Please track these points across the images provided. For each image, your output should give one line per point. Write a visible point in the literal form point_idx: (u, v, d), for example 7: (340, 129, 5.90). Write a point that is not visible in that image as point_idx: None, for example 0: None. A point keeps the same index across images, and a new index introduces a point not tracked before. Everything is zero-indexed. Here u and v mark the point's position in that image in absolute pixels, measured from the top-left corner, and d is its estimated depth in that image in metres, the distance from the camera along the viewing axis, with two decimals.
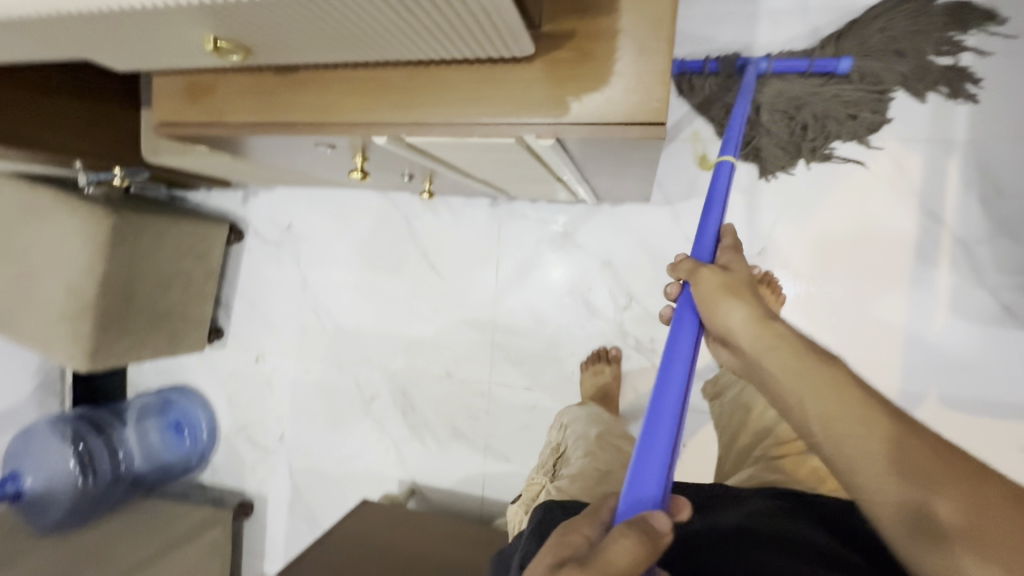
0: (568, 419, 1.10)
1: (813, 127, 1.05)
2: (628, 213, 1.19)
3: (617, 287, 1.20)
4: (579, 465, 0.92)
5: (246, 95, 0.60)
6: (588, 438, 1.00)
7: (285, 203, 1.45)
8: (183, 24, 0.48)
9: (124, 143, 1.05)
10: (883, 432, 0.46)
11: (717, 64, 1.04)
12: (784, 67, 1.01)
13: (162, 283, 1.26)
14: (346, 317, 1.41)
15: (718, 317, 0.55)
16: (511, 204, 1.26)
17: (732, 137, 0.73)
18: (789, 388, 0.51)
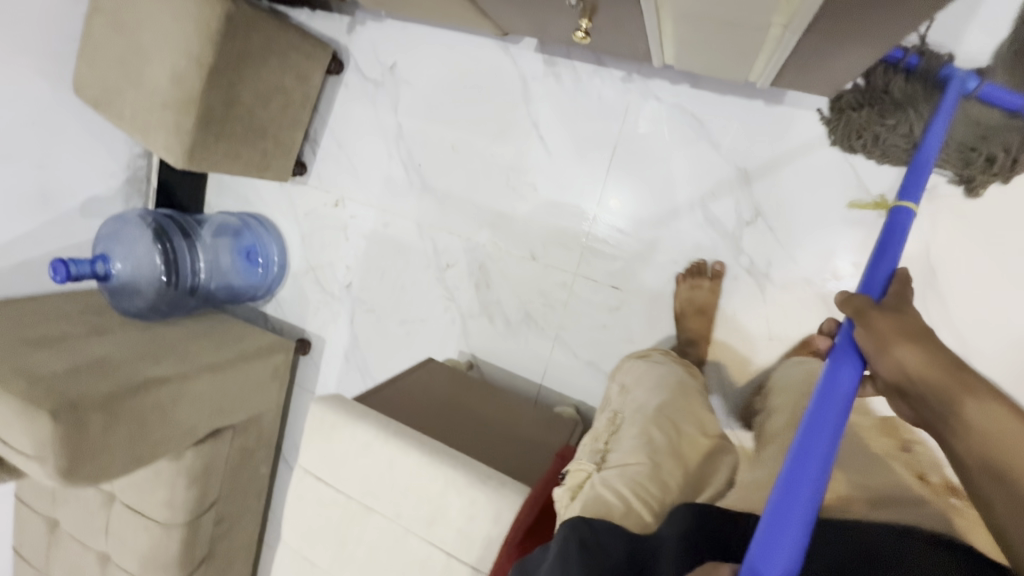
0: (632, 380, 0.96)
1: (1000, 160, 0.88)
2: (786, 117, 1.03)
3: (745, 199, 1.08)
4: (632, 451, 0.76)
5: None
6: (645, 412, 0.83)
7: (392, 40, 1.33)
8: None
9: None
10: (926, 364, 0.53)
11: (916, 62, 0.90)
12: (993, 95, 0.85)
13: (263, 96, 1.19)
14: (438, 178, 1.33)
15: (889, 357, 0.55)
16: (649, 82, 1.11)
17: (919, 183, 0.82)
18: (906, 367, 0.54)
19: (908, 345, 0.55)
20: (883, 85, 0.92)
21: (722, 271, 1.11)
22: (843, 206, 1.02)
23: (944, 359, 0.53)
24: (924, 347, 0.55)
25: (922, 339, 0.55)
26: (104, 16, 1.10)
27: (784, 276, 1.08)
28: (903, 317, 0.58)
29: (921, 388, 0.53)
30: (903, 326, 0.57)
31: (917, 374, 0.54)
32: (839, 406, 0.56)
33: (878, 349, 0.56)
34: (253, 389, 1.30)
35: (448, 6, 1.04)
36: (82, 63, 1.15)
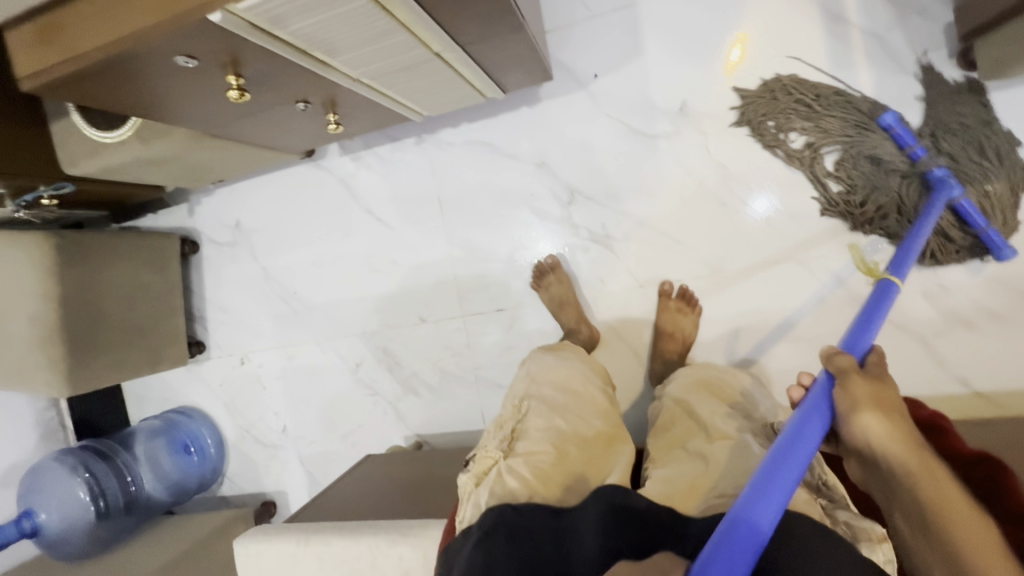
0: (538, 368, 0.93)
1: (875, 212, 1.03)
2: (552, 108, 1.18)
3: (557, 185, 1.20)
4: (539, 440, 0.77)
5: (91, 24, 0.63)
6: (551, 402, 0.83)
7: (229, 202, 1.47)
8: None
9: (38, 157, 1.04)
10: (896, 437, 0.59)
11: (921, 154, 0.97)
12: (966, 208, 0.95)
13: (124, 300, 1.27)
14: (315, 294, 1.42)
15: (857, 422, 0.61)
16: (438, 135, 1.27)
17: (906, 259, 0.85)
18: (871, 433, 0.60)
19: (874, 409, 0.61)
20: (818, 119, 1.04)
21: (558, 261, 1.19)
22: (631, 152, 1.15)
23: (910, 433, 0.59)
24: (890, 414, 0.60)
25: (897, 412, 0.61)
26: None
27: (622, 229, 1.17)
28: (886, 392, 0.63)
29: (891, 458, 0.58)
30: (889, 399, 0.62)
31: (882, 444, 0.59)
32: (807, 442, 0.61)
33: (849, 411, 0.62)
34: (221, 571, 1.27)
35: (243, 156, 1.18)
36: None
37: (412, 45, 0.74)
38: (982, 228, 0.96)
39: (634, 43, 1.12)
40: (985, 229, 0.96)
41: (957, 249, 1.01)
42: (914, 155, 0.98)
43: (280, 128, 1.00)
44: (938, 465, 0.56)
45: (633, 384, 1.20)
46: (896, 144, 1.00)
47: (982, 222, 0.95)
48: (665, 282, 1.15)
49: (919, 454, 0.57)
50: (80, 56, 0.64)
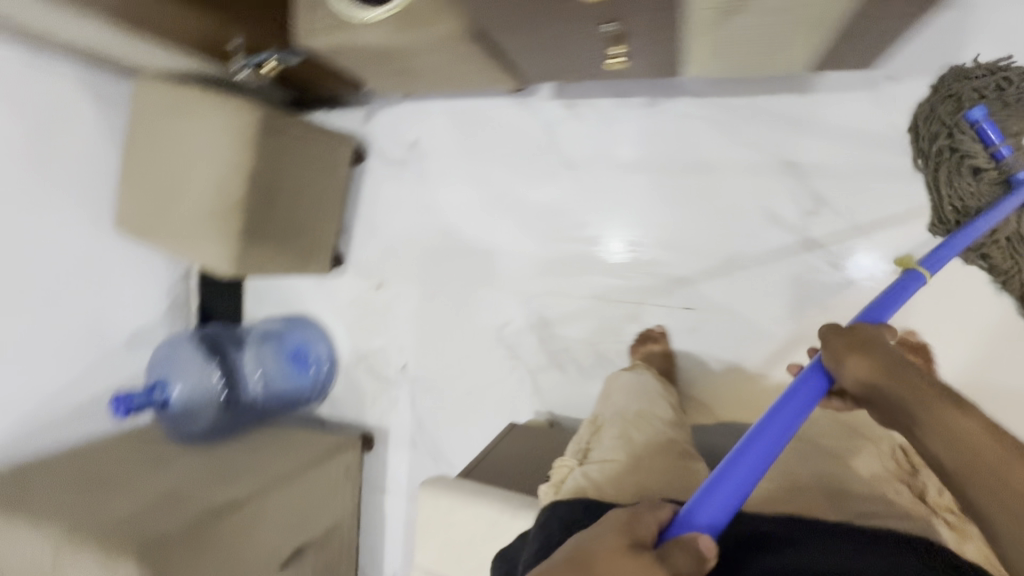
0: (613, 389, 1.01)
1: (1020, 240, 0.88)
2: (824, 101, 1.03)
3: (801, 189, 1.06)
4: (614, 449, 0.82)
5: None
6: (626, 416, 0.90)
7: (410, 118, 1.37)
8: None
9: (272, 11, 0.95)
10: (872, 362, 0.54)
11: (1009, 152, 0.84)
12: None
13: (299, 191, 1.20)
14: (479, 238, 1.33)
15: (843, 368, 0.57)
16: (673, 101, 1.13)
17: (946, 256, 0.79)
18: (862, 370, 0.55)
19: (856, 353, 0.56)
20: (955, 121, 0.89)
21: (665, 332, 1.17)
22: (907, 173, 1.00)
23: (890, 364, 0.54)
24: (880, 355, 0.55)
25: (873, 348, 0.56)
26: (141, 152, 1.15)
27: (866, 256, 1.03)
28: (869, 339, 0.58)
29: (885, 387, 0.52)
30: (872, 341, 0.57)
31: (870, 377, 0.54)
32: (804, 402, 0.59)
33: (836, 362, 0.58)
34: (326, 494, 1.20)
35: (469, 74, 1.08)
36: (124, 197, 1.18)
37: None
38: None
39: (954, 50, 0.95)
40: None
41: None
42: (998, 154, 0.84)
43: (549, 47, 0.88)
44: (936, 390, 0.50)
45: None
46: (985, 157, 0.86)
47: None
48: (911, 332, 1.01)
49: (910, 380, 0.52)
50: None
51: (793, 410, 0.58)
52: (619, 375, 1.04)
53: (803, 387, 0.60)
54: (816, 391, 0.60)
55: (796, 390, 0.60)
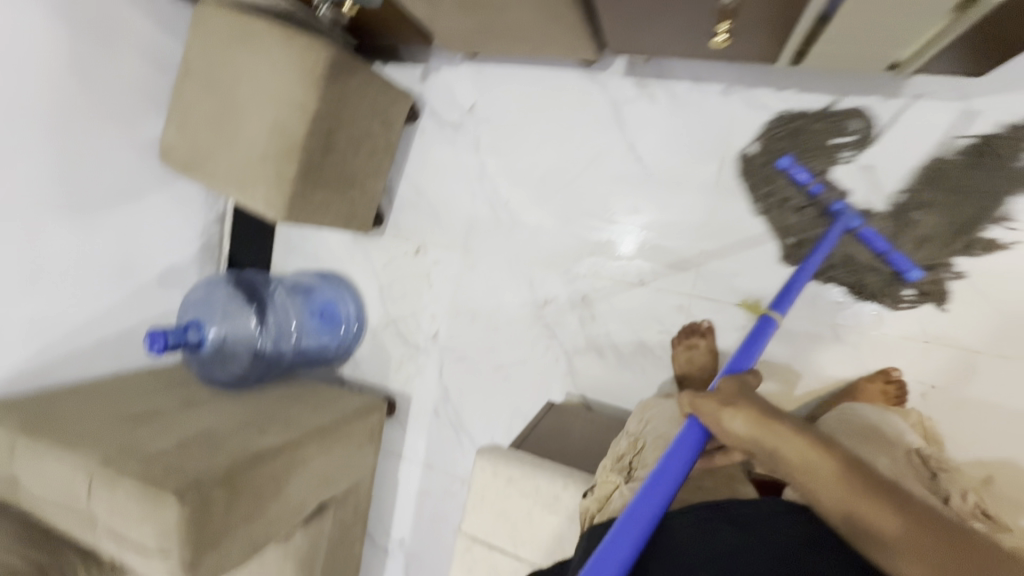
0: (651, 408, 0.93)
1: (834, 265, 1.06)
2: (912, 107, 1.01)
3: (875, 196, 1.04)
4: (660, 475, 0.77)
5: None
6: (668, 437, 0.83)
7: (470, 80, 1.32)
8: None
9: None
10: (747, 419, 0.70)
11: (820, 188, 1.04)
12: (870, 236, 1.02)
13: (354, 143, 1.16)
14: (527, 212, 1.29)
15: (725, 425, 0.72)
16: (751, 91, 1.10)
17: (789, 291, 0.98)
18: (745, 424, 0.70)
19: (731, 406, 0.72)
20: (771, 173, 1.09)
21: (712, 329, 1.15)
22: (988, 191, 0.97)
23: (759, 414, 0.69)
24: (749, 406, 0.71)
25: (744, 403, 0.72)
26: (196, 83, 1.10)
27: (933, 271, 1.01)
28: (741, 393, 0.74)
29: (756, 438, 0.68)
30: (738, 395, 0.73)
31: (746, 432, 0.69)
32: (684, 454, 0.74)
33: (717, 416, 0.73)
34: (351, 454, 1.19)
35: (549, 37, 1.04)
36: (173, 128, 1.14)
37: None
38: (886, 251, 1.01)
39: None
40: (889, 252, 1.00)
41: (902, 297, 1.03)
42: (814, 191, 1.05)
43: (649, 16, 0.85)
44: (795, 433, 0.65)
45: None
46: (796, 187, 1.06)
47: (883, 247, 1.01)
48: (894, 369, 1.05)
49: (776, 425, 0.67)
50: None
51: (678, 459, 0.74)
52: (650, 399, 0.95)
53: (682, 439, 0.76)
54: (694, 439, 0.75)
55: (677, 444, 0.75)
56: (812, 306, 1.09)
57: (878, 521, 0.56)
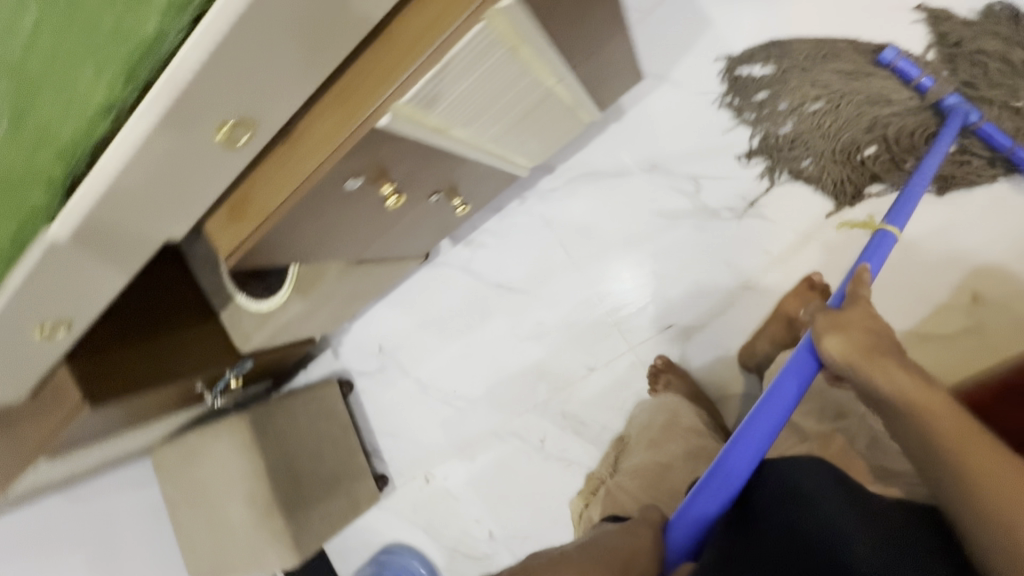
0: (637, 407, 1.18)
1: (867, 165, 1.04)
2: (639, 111, 1.18)
3: (676, 179, 1.16)
4: (642, 458, 1.03)
5: (277, 176, 0.65)
6: (651, 429, 1.07)
7: (366, 332, 1.52)
8: (198, 122, 0.54)
9: (206, 343, 1.11)
10: (864, 342, 0.69)
11: (930, 81, 0.98)
12: (990, 134, 0.95)
13: (314, 454, 1.30)
14: (475, 386, 1.40)
15: (822, 346, 0.73)
16: (538, 187, 1.28)
17: (904, 206, 0.89)
18: (841, 350, 0.71)
19: (838, 333, 0.72)
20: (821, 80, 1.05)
21: (667, 359, 1.18)
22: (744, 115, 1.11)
23: (864, 346, 0.69)
24: (857, 336, 0.70)
25: (852, 330, 0.71)
26: (182, 508, 1.28)
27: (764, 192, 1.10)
28: (851, 320, 0.73)
29: (852, 364, 0.69)
30: (852, 323, 0.72)
31: (848, 358, 0.70)
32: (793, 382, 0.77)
33: (824, 336, 0.73)
34: None
35: (378, 278, 1.23)
36: (189, 552, 1.29)
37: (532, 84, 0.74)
38: (1010, 148, 0.94)
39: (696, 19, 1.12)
40: (1012, 149, 0.94)
41: (982, 176, 0.99)
42: (970, 120, 0.95)
43: (412, 231, 1.04)
44: (903, 370, 0.65)
45: None
46: (902, 82, 1.02)
47: (1007, 144, 0.94)
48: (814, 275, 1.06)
49: (883, 357, 0.67)
50: (268, 219, 0.67)
51: (788, 387, 0.77)
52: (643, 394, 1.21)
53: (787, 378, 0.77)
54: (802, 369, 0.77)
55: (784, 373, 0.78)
56: (715, 281, 1.15)
57: (974, 463, 0.55)
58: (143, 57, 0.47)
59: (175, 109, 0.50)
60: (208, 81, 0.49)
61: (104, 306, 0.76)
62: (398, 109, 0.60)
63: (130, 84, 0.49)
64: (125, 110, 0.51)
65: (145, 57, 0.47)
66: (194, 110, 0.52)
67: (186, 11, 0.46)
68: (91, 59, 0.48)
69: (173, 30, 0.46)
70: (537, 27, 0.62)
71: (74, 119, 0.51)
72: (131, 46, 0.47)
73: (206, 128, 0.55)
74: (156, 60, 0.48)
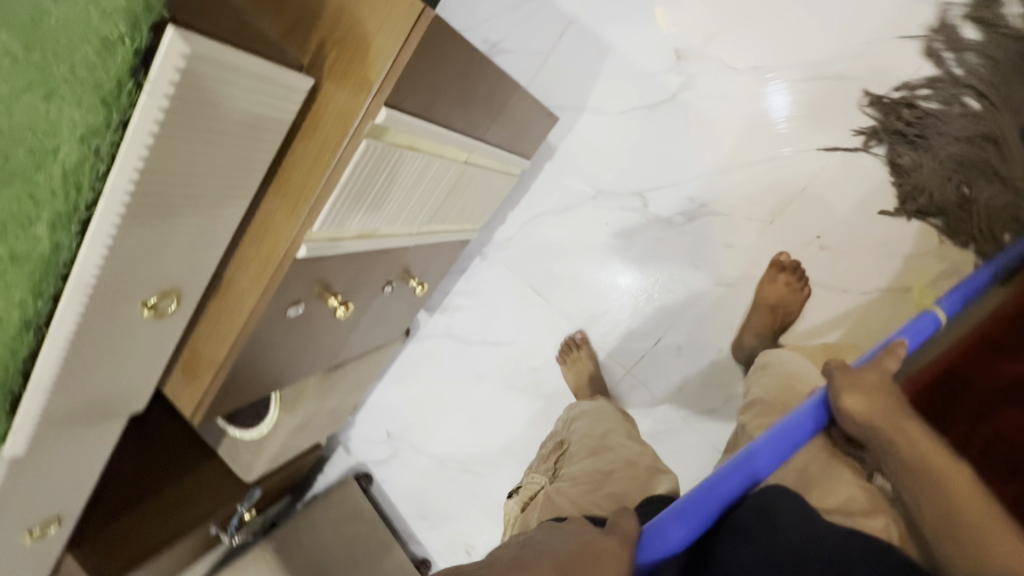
0: (576, 410, 1.14)
1: (939, 190, 0.95)
2: (568, 145, 1.20)
3: (622, 199, 1.17)
4: (581, 465, 0.97)
5: (215, 328, 0.66)
6: (590, 436, 1.04)
7: (370, 421, 1.51)
8: (119, 311, 0.55)
9: (210, 486, 1.10)
10: (886, 400, 0.53)
11: None
12: None
13: (346, 562, 1.27)
14: (488, 448, 1.38)
15: (840, 404, 0.54)
16: (494, 240, 1.29)
17: (972, 284, 0.73)
18: (859, 413, 0.53)
19: (859, 391, 0.54)
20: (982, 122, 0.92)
21: (584, 335, 1.23)
22: (667, 121, 1.11)
23: (890, 407, 0.52)
24: (880, 395, 0.54)
25: (879, 385, 0.55)
26: None
27: (710, 190, 1.10)
28: (882, 374, 0.56)
29: (873, 427, 0.52)
30: (879, 380, 0.55)
31: (869, 421, 0.52)
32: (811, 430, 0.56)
33: (845, 392, 0.54)
34: None
35: (362, 372, 1.23)
36: None
37: (440, 168, 0.75)
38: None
39: (596, 45, 1.13)
40: None
41: None
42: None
43: (380, 323, 1.04)
44: (927, 435, 0.50)
45: (839, 317, 1.04)
46: None
47: None
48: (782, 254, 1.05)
49: (906, 420, 0.51)
50: (219, 371, 0.67)
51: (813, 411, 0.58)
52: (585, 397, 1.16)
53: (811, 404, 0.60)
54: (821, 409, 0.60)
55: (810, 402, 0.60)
56: (686, 287, 1.14)
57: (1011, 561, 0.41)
58: (45, 277, 0.48)
59: (92, 307, 0.51)
60: (115, 277, 0.51)
61: (89, 494, 0.78)
62: (312, 238, 0.61)
63: (43, 298, 0.50)
64: (45, 328, 0.51)
65: (48, 276, 0.48)
66: (111, 304, 0.53)
67: (72, 222, 0.47)
68: (2, 286, 0.49)
69: (65, 245, 0.48)
70: (423, 121, 0.63)
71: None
72: (33, 270, 0.48)
73: (132, 309, 0.56)
74: (59, 276, 0.49)
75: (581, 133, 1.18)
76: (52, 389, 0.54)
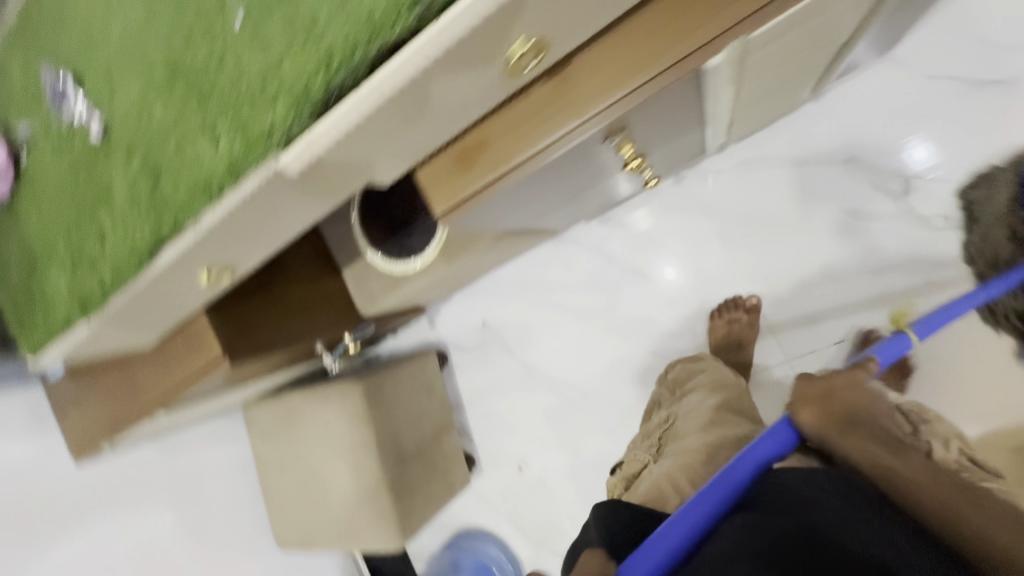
0: (675, 372, 1.11)
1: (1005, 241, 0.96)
2: (849, 89, 1.06)
3: (882, 171, 1.05)
4: (685, 439, 0.90)
5: (535, 116, 0.54)
6: (698, 407, 0.95)
7: (469, 305, 1.40)
8: (500, 40, 0.40)
9: (330, 305, 0.99)
10: (825, 412, 0.70)
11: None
12: None
13: (419, 429, 1.19)
14: (591, 376, 1.29)
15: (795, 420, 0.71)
16: (701, 165, 1.15)
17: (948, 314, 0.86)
18: (810, 421, 0.70)
19: (807, 406, 0.71)
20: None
21: (757, 300, 1.11)
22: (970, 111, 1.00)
23: (829, 417, 0.70)
24: (827, 409, 0.71)
25: (813, 399, 0.72)
26: (274, 468, 1.20)
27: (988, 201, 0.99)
28: (818, 386, 0.74)
29: (821, 434, 0.69)
30: (822, 392, 0.73)
31: (819, 432, 0.69)
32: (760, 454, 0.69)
33: (795, 409, 0.72)
34: None
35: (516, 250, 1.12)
36: (276, 516, 1.21)
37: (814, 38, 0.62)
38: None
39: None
40: None
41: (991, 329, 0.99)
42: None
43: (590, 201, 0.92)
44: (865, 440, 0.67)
45: None
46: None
47: None
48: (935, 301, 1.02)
49: (846, 430, 0.68)
50: (505, 172, 0.55)
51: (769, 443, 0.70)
52: (687, 363, 1.10)
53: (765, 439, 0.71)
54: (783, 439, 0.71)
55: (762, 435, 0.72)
56: (900, 297, 1.04)
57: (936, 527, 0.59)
58: None
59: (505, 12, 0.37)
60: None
61: (273, 250, 0.63)
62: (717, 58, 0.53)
63: None
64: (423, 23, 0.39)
65: None
66: (508, 21, 0.38)
67: None
68: None
69: None
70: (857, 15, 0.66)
71: (334, 30, 0.41)
72: None
73: (500, 52, 0.42)
74: None
75: (872, 81, 1.04)
76: (392, 98, 0.41)
